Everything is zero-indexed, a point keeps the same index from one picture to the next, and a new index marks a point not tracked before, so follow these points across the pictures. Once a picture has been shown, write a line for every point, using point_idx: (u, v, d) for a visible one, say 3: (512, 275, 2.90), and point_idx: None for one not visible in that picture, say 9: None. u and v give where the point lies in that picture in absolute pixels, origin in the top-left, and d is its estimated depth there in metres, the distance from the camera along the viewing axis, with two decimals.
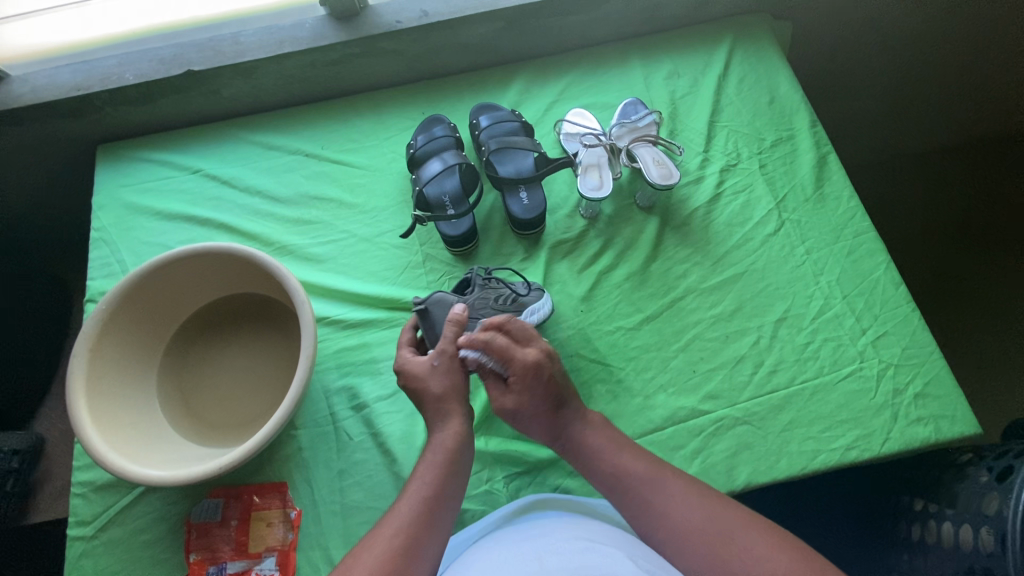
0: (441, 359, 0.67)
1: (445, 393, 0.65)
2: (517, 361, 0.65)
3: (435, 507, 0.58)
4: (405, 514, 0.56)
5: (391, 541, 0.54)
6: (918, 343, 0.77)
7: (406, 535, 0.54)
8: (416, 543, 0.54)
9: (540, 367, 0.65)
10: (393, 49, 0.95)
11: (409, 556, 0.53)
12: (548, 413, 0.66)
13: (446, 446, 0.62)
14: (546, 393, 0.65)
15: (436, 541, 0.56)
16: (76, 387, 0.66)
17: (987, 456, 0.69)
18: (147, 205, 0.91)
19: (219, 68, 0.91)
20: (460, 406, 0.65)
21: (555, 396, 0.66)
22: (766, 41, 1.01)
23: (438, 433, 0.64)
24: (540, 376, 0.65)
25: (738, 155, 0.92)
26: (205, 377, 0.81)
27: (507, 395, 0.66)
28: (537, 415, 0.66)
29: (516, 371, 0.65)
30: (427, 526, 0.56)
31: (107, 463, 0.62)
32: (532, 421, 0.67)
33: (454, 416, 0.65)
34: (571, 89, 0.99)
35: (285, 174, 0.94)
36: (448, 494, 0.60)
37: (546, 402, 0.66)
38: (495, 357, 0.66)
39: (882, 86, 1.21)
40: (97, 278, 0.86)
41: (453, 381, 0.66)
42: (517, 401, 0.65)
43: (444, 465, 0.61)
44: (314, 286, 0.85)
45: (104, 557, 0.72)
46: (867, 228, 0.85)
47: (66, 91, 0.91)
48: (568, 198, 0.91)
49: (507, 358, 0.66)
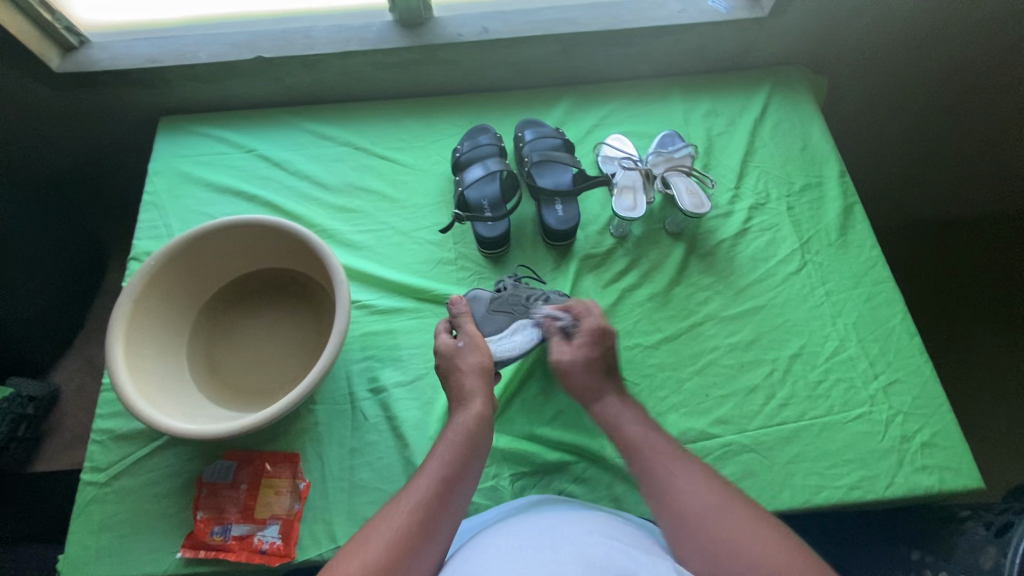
0: (468, 342, 0.72)
1: (472, 369, 0.69)
2: (588, 322, 0.73)
3: (453, 485, 0.59)
4: (422, 490, 0.58)
5: (409, 518, 0.55)
6: (929, 394, 0.79)
7: (426, 512, 0.56)
8: (432, 518, 0.56)
9: (605, 333, 0.72)
10: (450, 59, 1.01)
11: (425, 532, 0.55)
12: (602, 376, 0.70)
13: (469, 426, 0.64)
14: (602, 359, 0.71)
15: (449, 518, 0.58)
16: (117, 333, 0.69)
17: (987, 513, 0.71)
18: (200, 176, 0.96)
19: (288, 58, 0.97)
20: (483, 386, 0.68)
21: (607, 362, 0.71)
22: (802, 93, 1.06)
23: (459, 413, 0.66)
24: (603, 340, 0.72)
25: (767, 195, 0.96)
26: (233, 343, 0.83)
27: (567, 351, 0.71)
28: (588, 372, 0.70)
29: (586, 329, 0.72)
30: (444, 504, 0.58)
31: (133, 407, 0.65)
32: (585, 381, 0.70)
33: (478, 397, 0.67)
34: (613, 117, 1.04)
35: (333, 162, 0.98)
36: (467, 473, 0.61)
37: (600, 365, 0.71)
38: (574, 314, 0.75)
39: (913, 151, 1.25)
40: (144, 239, 0.90)
41: (480, 361, 0.70)
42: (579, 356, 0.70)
43: (465, 445, 0.62)
44: (349, 270, 0.88)
45: (113, 505, 0.73)
46: (887, 278, 0.88)
47: (142, 62, 0.96)
48: (599, 216, 0.94)
49: (582, 316, 0.74)
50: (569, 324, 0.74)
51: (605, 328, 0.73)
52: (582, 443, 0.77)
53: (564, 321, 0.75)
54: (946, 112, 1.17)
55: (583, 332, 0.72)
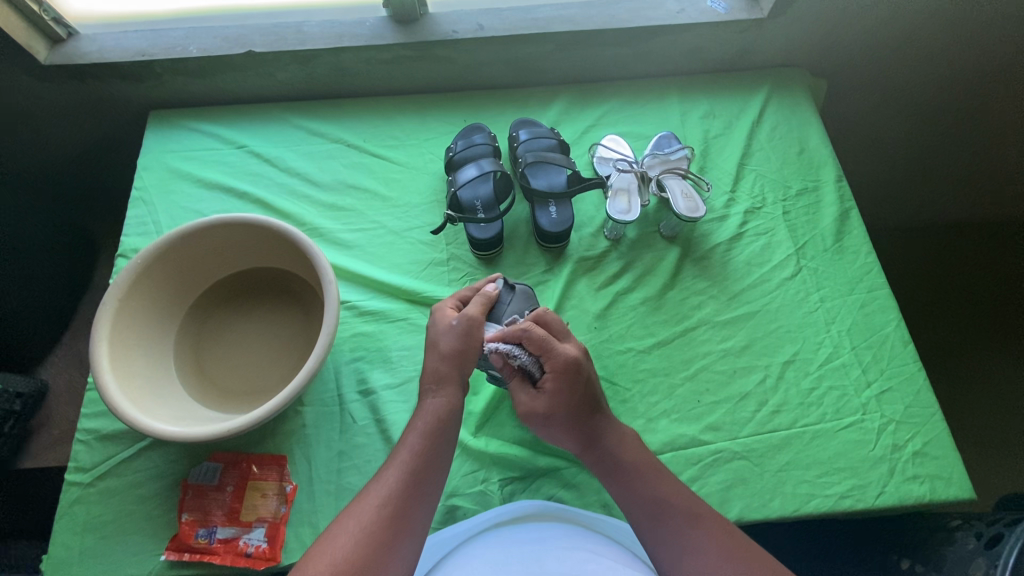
0: (462, 324, 0.65)
1: (449, 355, 0.64)
2: (556, 356, 0.63)
3: (424, 478, 0.58)
4: (393, 484, 0.57)
5: (380, 514, 0.55)
6: (922, 402, 0.79)
7: (396, 506, 0.56)
8: (403, 511, 0.56)
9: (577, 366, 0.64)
10: (445, 57, 1.00)
11: (398, 527, 0.55)
12: (581, 418, 0.64)
13: (439, 415, 0.62)
14: (574, 399, 0.63)
15: (423, 510, 0.57)
16: (101, 332, 0.68)
17: (976, 524, 0.70)
18: (189, 172, 0.94)
19: (280, 53, 0.95)
20: (457, 374, 0.64)
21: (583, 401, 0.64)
22: (801, 96, 1.05)
23: (430, 401, 0.63)
24: (577, 375, 0.63)
25: (763, 199, 0.95)
26: (221, 342, 0.83)
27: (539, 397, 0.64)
28: (568, 417, 0.63)
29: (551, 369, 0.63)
30: (417, 498, 0.57)
31: (111, 403, 0.64)
32: (563, 427, 0.64)
33: (450, 386, 0.64)
34: (609, 117, 1.03)
35: (325, 160, 0.97)
36: (437, 464, 0.60)
37: (580, 404, 0.63)
38: (533, 351, 0.63)
39: (912, 156, 1.24)
40: (132, 235, 0.88)
41: (461, 346, 0.64)
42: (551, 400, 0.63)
43: (433, 434, 0.61)
44: (340, 270, 0.87)
45: (97, 506, 0.72)
46: (882, 285, 0.87)
47: (130, 55, 0.94)
48: (594, 218, 0.94)
49: (546, 354, 0.63)
50: (530, 363, 0.64)
51: (575, 360, 0.64)
52: (573, 449, 0.76)
53: (523, 359, 0.64)
54: (946, 116, 1.16)
55: (552, 371, 0.63)
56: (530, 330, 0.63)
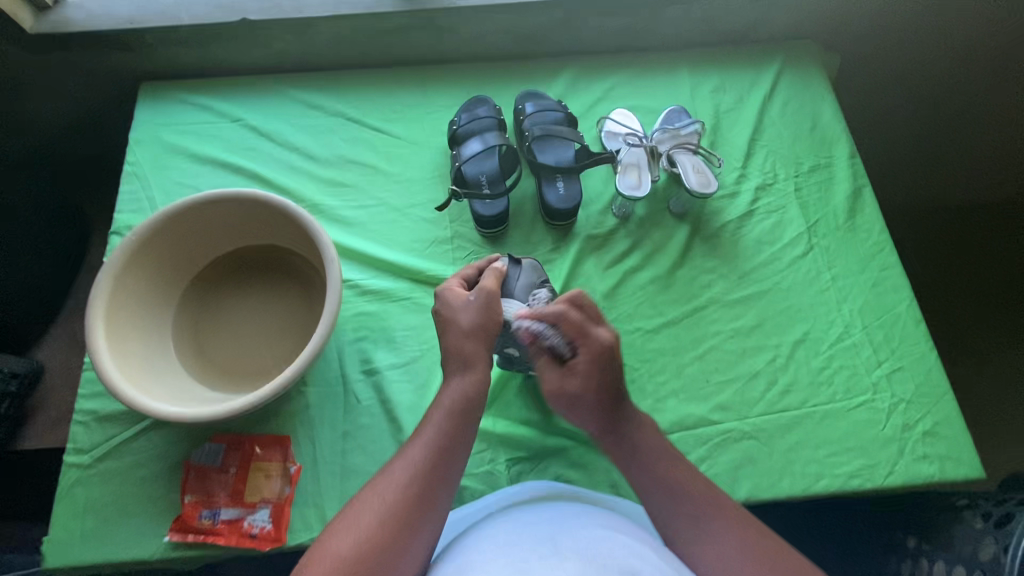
0: (477, 295, 0.65)
1: (474, 329, 0.63)
2: (590, 340, 0.60)
3: (448, 457, 0.58)
4: (417, 463, 0.57)
5: (403, 493, 0.54)
6: (933, 382, 0.78)
7: (420, 485, 0.55)
8: (426, 490, 0.55)
9: (612, 351, 0.61)
10: (447, 25, 0.96)
11: (421, 507, 0.54)
12: (607, 404, 0.61)
13: (465, 393, 0.61)
14: (606, 382, 0.60)
15: (447, 490, 0.57)
16: (96, 313, 0.66)
17: (983, 502, 0.69)
18: (183, 146, 0.91)
19: (275, 21, 0.92)
20: (484, 350, 0.63)
21: (612, 391, 0.61)
22: (814, 68, 1.02)
23: (456, 380, 0.62)
24: (609, 364, 0.60)
25: (775, 176, 0.93)
26: (220, 321, 0.80)
27: (566, 379, 0.61)
28: (595, 401, 0.61)
29: (585, 352, 0.60)
30: (441, 478, 0.57)
31: (105, 378, 0.62)
32: (586, 411, 0.62)
33: (478, 363, 0.62)
34: (618, 90, 1.00)
35: (324, 134, 0.94)
36: (461, 443, 0.59)
37: (608, 391, 0.60)
38: (567, 333, 0.61)
39: (923, 132, 1.22)
40: (125, 212, 0.86)
41: (482, 320, 0.64)
42: (579, 385, 0.60)
43: (460, 412, 0.60)
44: (341, 248, 0.85)
45: (97, 487, 0.71)
46: (894, 263, 0.86)
47: (119, 23, 0.91)
48: (601, 194, 0.91)
49: (582, 337, 0.61)
50: (562, 344, 0.62)
51: (609, 346, 0.61)
52: (581, 429, 0.75)
53: (554, 340, 0.62)
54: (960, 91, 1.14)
55: (584, 355, 0.60)
56: (568, 310, 0.61)
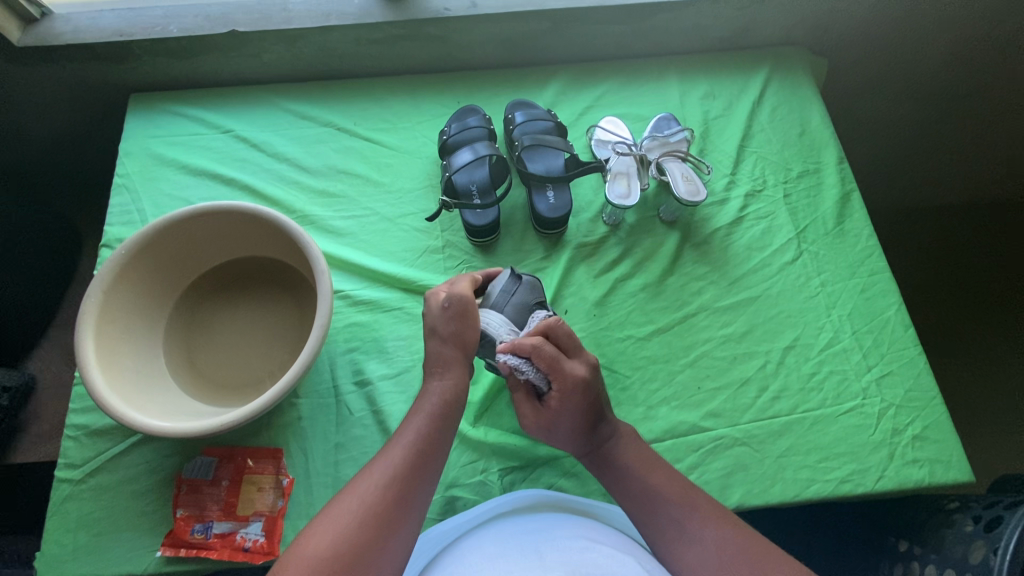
0: (453, 301, 0.65)
1: (449, 334, 0.64)
2: (563, 374, 0.62)
3: (428, 460, 0.58)
4: (396, 463, 0.57)
5: (383, 494, 0.54)
6: (922, 386, 0.78)
7: (399, 484, 0.55)
8: (405, 490, 0.56)
9: (585, 385, 0.63)
10: (437, 35, 0.96)
11: (400, 506, 0.55)
12: (582, 435, 0.65)
13: (444, 397, 0.62)
14: (580, 417, 0.64)
15: (424, 492, 0.57)
16: (86, 329, 0.66)
17: (974, 505, 0.70)
18: (173, 158, 0.91)
19: (264, 32, 0.92)
20: (459, 356, 0.64)
21: (590, 418, 0.64)
22: (802, 75, 1.03)
23: (437, 382, 0.63)
24: (584, 397, 0.63)
25: (764, 182, 0.93)
26: (211, 333, 0.80)
27: (536, 418, 0.66)
28: (571, 433, 0.65)
29: (561, 389, 0.62)
30: (419, 477, 0.57)
31: (93, 393, 0.62)
32: (563, 438, 0.66)
33: (456, 367, 0.64)
34: (607, 98, 1.00)
35: (314, 144, 0.94)
36: (439, 444, 0.60)
37: (583, 423, 0.64)
38: (540, 366, 0.62)
39: (911, 136, 1.23)
40: (115, 225, 0.85)
41: (454, 327, 0.65)
42: (553, 421, 0.64)
43: (439, 415, 0.61)
44: (332, 258, 0.85)
45: (88, 502, 0.71)
46: (883, 268, 0.86)
47: (107, 35, 0.91)
48: (592, 202, 0.92)
49: (555, 371, 0.62)
50: (535, 377, 0.63)
51: (584, 380, 0.63)
52: None
53: (529, 373, 0.62)
54: (947, 96, 1.15)
55: (558, 390, 0.63)
56: (542, 345, 0.62)
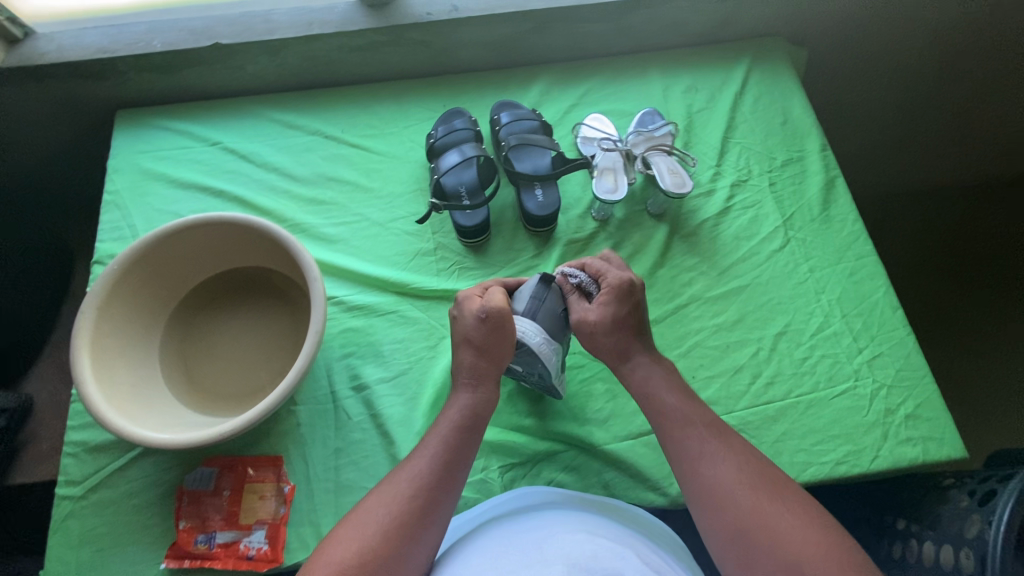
0: (490, 312, 0.65)
1: (485, 350, 0.65)
2: (612, 275, 0.68)
3: (454, 471, 0.59)
4: (422, 474, 0.57)
5: (408, 504, 0.55)
6: (912, 365, 0.79)
7: (424, 495, 0.56)
8: (430, 501, 0.56)
9: (633, 286, 0.67)
10: (419, 40, 0.97)
11: (424, 517, 0.55)
12: (627, 338, 0.66)
13: (474, 409, 0.63)
14: (631, 317, 0.67)
15: (449, 501, 0.57)
16: (81, 344, 0.66)
17: (969, 480, 0.71)
18: (162, 172, 0.91)
19: (248, 43, 0.92)
20: (495, 371, 0.65)
21: (636, 320, 0.67)
22: (781, 65, 1.04)
23: (464, 395, 0.64)
24: (631, 295, 0.67)
25: (749, 172, 0.94)
26: (207, 345, 0.81)
27: (593, 310, 0.68)
28: (616, 333, 0.66)
29: (608, 283, 0.68)
30: (444, 489, 0.57)
31: (93, 408, 0.62)
32: (609, 342, 0.67)
33: (488, 381, 0.65)
34: (591, 95, 1.01)
35: (302, 153, 0.95)
36: (464, 457, 0.60)
37: (629, 324, 0.67)
38: (592, 271, 0.71)
39: (893, 121, 1.24)
40: (106, 241, 0.85)
41: (490, 343, 0.65)
42: (603, 314, 0.67)
43: (465, 427, 0.61)
44: (325, 265, 0.86)
45: (91, 518, 0.71)
46: (869, 251, 0.87)
47: (91, 53, 0.91)
48: (581, 199, 0.93)
49: (602, 275, 0.69)
50: (587, 283, 0.70)
51: (633, 281, 0.68)
52: (571, 432, 0.76)
53: (580, 277, 0.71)
54: (926, 80, 1.17)
55: (607, 287, 0.68)
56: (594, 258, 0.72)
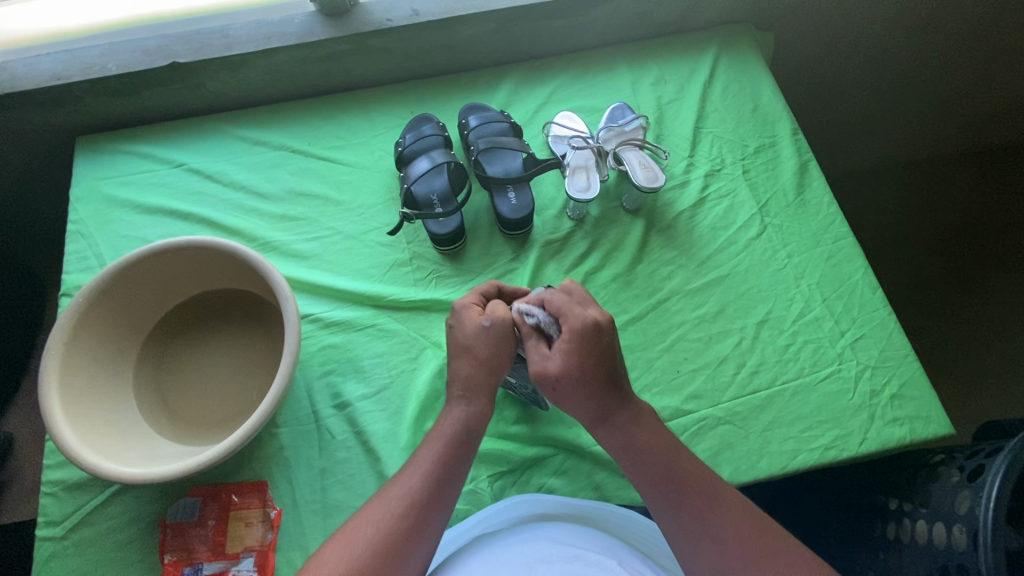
0: (495, 324, 0.63)
1: (486, 362, 0.63)
2: (573, 317, 0.60)
3: (444, 488, 0.58)
4: (412, 491, 0.57)
5: (397, 521, 0.55)
6: (894, 345, 0.79)
7: (413, 512, 0.55)
8: (419, 519, 0.55)
9: (599, 328, 0.60)
10: (382, 47, 0.95)
11: (413, 536, 0.54)
12: (595, 389, 0.59)
13: (465, 422, 0.61)
14: (594, 362, 0.59)
15: (440, 517, 0.57)
16: (49, 378, 0.64)
17: (959, 455, 0.71)
18: (127, 199, 0.89)
19: (206, 61, 0.90)
20: (491, 382, 0.63)
21: (607, 366, 0.59)
22: (749, 51, 1.04)
23: (457, 406, 0.62)
24: (595, 339, 0.59)
25: (722, 161, 0.94)
26: (185, 372, 0.79)
27: (548, 360, 0.60)
28: (581, 385, 0.59)
29: (569, 329, 0.59)
30: (434, 505, 0.56)
31: (63, 445, 0.61)
32: (576, 396, 0.60)
33: (481, 395, 0.63)
34: (560, 93, 1.00)
35: (270, 169, 0.93)
36: (457, 472, 0.59)
37: (596, 372, 0.59)
38: (551, 311, 0.62)
39: (865, 99, 1.25)
40: (73, 272, 0.83)
41: (495, 352, 0.63)
42: (564, 364, 0.59)
43: (456, 442, 0.60)
44: (300, 282, 0.84)
45: (73, 558, 0.69)
46: (846, 233, 0.87)
47: (45, 80, 0.89)
48: (555, 199, 0.92)
49: (563, 315, 0.61)
50: (547, 323, 0.62)
51: (597, 320, 0.60)
52: (559, 435, 0.75)
53: (539, 317, 0.62)
54: (893, 57, 1.17)
55: (567, 333, 0.59)
56: (556, 290, 0.63)
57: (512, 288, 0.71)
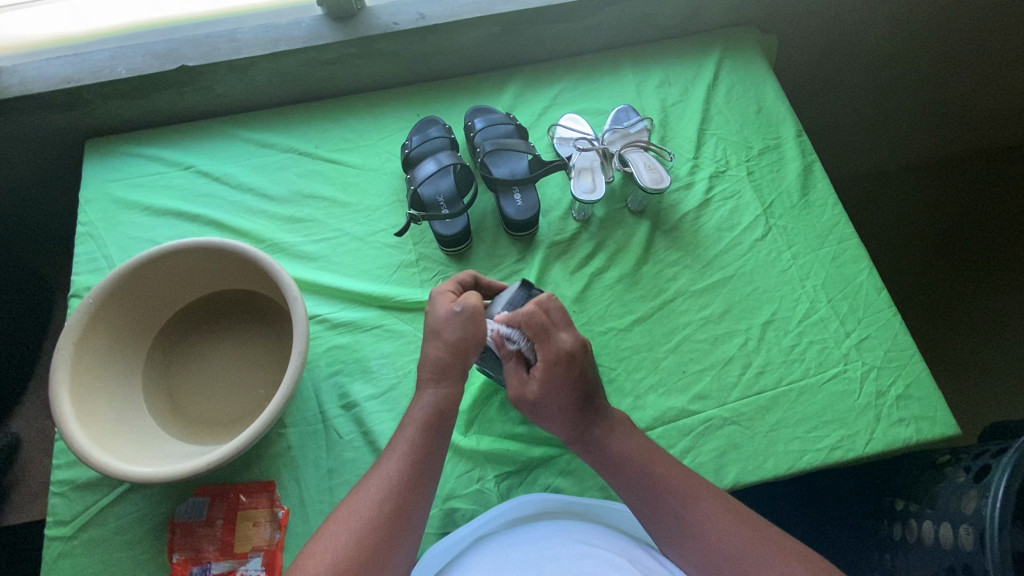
0: (464, 309, 0.64)
1: (452, 346, 0.64)
2: (550, 345, 0.63)
3: (422, 472, 0.60)
4: (392, 478, 0.58)
5: (381, 508, 0.56)
6: (900, 345, 0.79)
7: (394, 498, 0.57)
8: (402, 504, 0.57)
9: (573, 356, 0.63)
10: (388, 50, 0.96)
11: (397, 521, 0.56)
12: (574, 411, 0.64)
13: (437, 406, 0.63)
14: (569, 393, 0.63)
15: (422, 501, 0.59)
16: (60, 379, 0.64)
17: (964, 457, 0.71)
18: (136, 201, 0.90)
19: (214, 64, 0.91)
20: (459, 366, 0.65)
21: (582, 392, 0.64)
22: (753, 53, 1.04)
23: (429, 391, 0.64)
24: (569, 367, 0.63)
25: (726, 162, 0.94)
26: (193, 374, 0.79)
27: (527, 382, 0.64)
28: (558, 406, 0.64)
29: (547, 356, 0.63)
30: (415, 490, 0.58)
31: (74, 446, 0.61)
32: (555, 417, 0.65)
33: (452, 377, 0.64)
34: (565, 96, 1.01)
35: (277, 171, 0.94)
36: (433, 456, 0.61)
37: (572, 399, 0.64)
38: (528, 335, 0.64)
39: (869, 101, 1.25)
40: (82, 273, 0.84)
41: (464, 336, 0.64)
42: (543, 389, 0.63)
43: (429, 427, 0.62)
44: (307, 283, 0.85)
45: (82, 558, 0.69)
46: (851, 235, 0.87)
47: (56, 83, 0.90)
48: (560, 200, 0.92)
49: (540, 339, 0.63)
50: (524, 347, 0.64)
51: (572, 349, 0.63)
52: None
53: (518, 343, 0.65)
54: (896, 59, 1.18)
55: (543, 361, 0.63)
56: (531, 313, 0.64)
57: (489, 282, 0.73)
